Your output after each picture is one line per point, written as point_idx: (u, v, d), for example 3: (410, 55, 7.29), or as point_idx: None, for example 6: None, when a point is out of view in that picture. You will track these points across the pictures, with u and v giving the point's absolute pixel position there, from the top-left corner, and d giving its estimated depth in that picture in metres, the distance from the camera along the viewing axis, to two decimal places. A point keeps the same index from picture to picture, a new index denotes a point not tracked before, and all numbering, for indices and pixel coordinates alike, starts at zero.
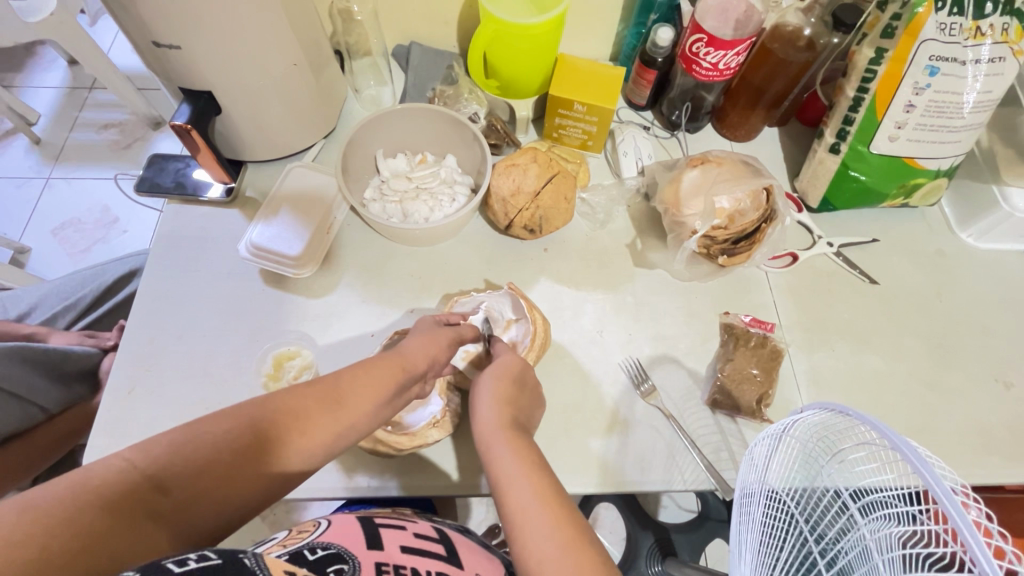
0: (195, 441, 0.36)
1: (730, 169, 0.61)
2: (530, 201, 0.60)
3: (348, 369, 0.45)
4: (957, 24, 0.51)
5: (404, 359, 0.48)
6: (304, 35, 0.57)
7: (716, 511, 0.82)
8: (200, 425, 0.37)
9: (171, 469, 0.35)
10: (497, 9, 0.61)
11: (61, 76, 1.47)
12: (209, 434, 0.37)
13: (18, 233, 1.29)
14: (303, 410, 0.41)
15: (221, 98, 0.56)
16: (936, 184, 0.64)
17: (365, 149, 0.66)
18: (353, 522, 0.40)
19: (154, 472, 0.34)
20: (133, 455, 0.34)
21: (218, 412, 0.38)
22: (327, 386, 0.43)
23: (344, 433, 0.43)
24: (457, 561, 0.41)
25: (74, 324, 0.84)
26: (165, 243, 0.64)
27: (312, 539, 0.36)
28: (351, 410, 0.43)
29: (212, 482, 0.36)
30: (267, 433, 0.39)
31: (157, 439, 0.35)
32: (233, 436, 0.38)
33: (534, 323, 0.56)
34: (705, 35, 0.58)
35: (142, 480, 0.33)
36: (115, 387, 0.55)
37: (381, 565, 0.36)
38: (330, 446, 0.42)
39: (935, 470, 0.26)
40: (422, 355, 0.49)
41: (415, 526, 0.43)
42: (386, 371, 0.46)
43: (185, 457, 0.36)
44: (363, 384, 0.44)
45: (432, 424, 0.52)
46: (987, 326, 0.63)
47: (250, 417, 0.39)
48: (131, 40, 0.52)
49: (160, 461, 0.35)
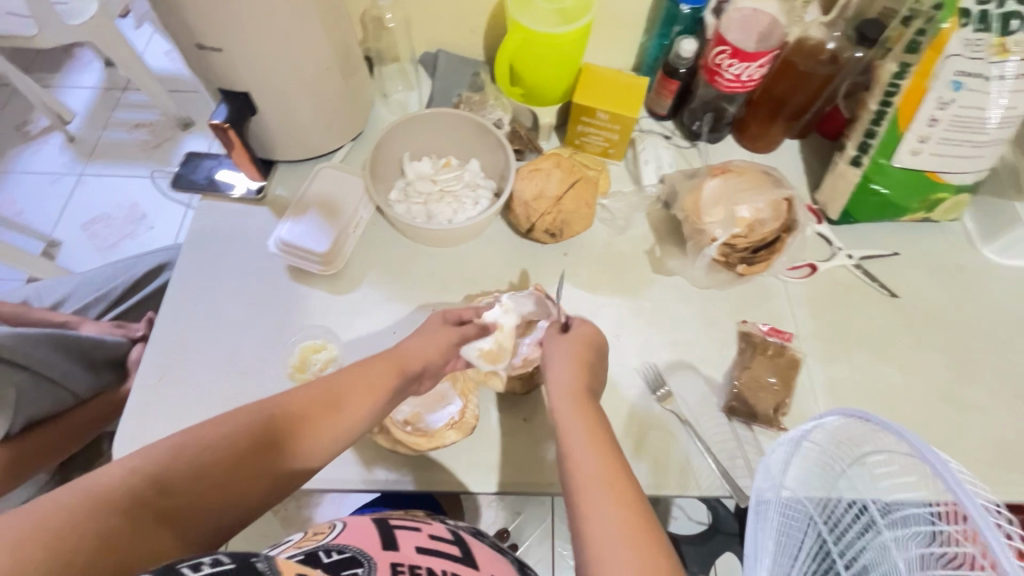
0: (196, 445, 0.38)
1: (751, 179, 0.61)
2: (553, 205, 0.61)
3: (346, 371, 0.47)
4: (983, 41, 0.51)
5: (403, 360, 0.50)
6: (335, 38, 0.59)
7: (725, 524, 0.84)
8: (199, 431, 0.39)
9: (174, 472, 0.36)
10: (526, 17, 0.63)
11: (96, 77, 1.52)
12: (210, 440, 0.38)
13: (50, 227, 1.33)
14: (300, 414, 0.43)
15: (257, 99, 0.59)
16: (957, 200, 0.64)
17: (391, 152, 0.68)
18: (368, 522, 0.41)
19: (159, 475, 0.36)
20: (135, 461, 0.36)
21: (218, 417, 0.40)
22: (327, 388, 0.45)
23: (345, 434, 0.44)
24: (471, 563, 0.41)
25: (104, 314, 0.86)
26: (196, 238, 0.66)
27: (327, 542, 0.37)
28: (348, 411, 0.45)
29: (214, 484, 0.37)
30: (267, 436, 0.41)
31: (158, 445, 0.37)
32: (235, 439, 0.39)
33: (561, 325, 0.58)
34: (729, 47, 0.59)
35: (145, 484, 0.35)
36: (144, 375, 0.57)
37: (397, 565, 0.37)
38: (331, 448, 0.44)
39: (959, 478, 0.26)
40: (418, 353, 0.51)
41: (429, 528, 0.43)
42: (384, 369, 0.48)
43: (186, 460, 0.37)
44: (361, 386, 0.46)
45: (451, 426, 0.53)
46: (1008, 341, 0.63)
47: (250, 421, 0.41)
48: (175, 43, 0.55)
49: (163, 466, 0.36)
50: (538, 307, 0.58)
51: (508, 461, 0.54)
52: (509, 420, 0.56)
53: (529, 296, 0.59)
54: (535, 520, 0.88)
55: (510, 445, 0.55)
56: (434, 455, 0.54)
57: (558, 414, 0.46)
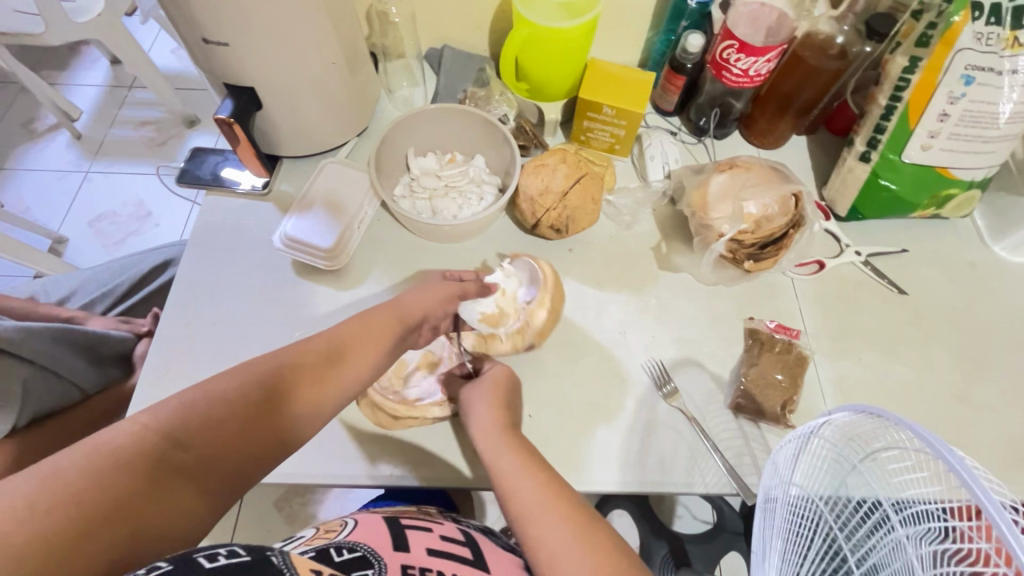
0: (205, 400, 0.36)
1: (759, 174, 0.61)
2: (558, 200, 0.60)
3: (347, 326, 0.46)
4: (995, 34, 0.51)
5: (401, 310, 0.50)
6: (342, 33, 0.59)
7: (730, 522, 0.81)
8: (206, 386, 0.37)
9: (187, 427, 0.34)
10: (531, 12, 0.63)
11: (103, 75, 1.53)
12: (218, 393, 0.37)
13: (56, 224, 1.33)
14: (304, 365, 0.42)
15: (262, 94, 0.59)
16: (968, 196, 0.63)
17: (397, 146, 0.67)
18: (380, 522, 0.41)
19: (170, 430, 0.34)
20: (146, 418, 0.33)
21: (222, 372, 0.38)
22: (328, 341, 0.44)
23: (349, 385, 0.44)
24: (483, 565, 0.41)
25: (110, 310, 0.87)
26: (202, 234, 0.66)
27: (340, 539, 0.37)
28: (353, 365, 0.45)
29: (229, 435, 0.36)
30: (275, 387, 0.39)
31: (166, 402, 0.35)
32: (244, 391, 0.38)
33: (544, 277, 0.59)
34: (736, 41, 0.59)
35: (159, 440, 0.33)
36: (150, 369, 0.57)
37: (408, 566, 0.37)
38: (339, 398, 0.43)
39: (974, 472, 0.26)
40: (418, 305, 0.51)
41: (441, 529, 0.44)
42: (383, 322, 0.48)
43: (197, 414, 0.35)
44: (362, 338, 0.46)
45: (435, 403, 0.55)
46: (1020, 340, 0.62)
47: (257, 373, 0.39)
48: (182, 38, 0.55)
49: (175, 420, 0.34)
50: (528, 277, 0.61)
51: None
52: None
53: (519, 266, 0.61)
54: None
55: None
56: (438, 451, 0.54)
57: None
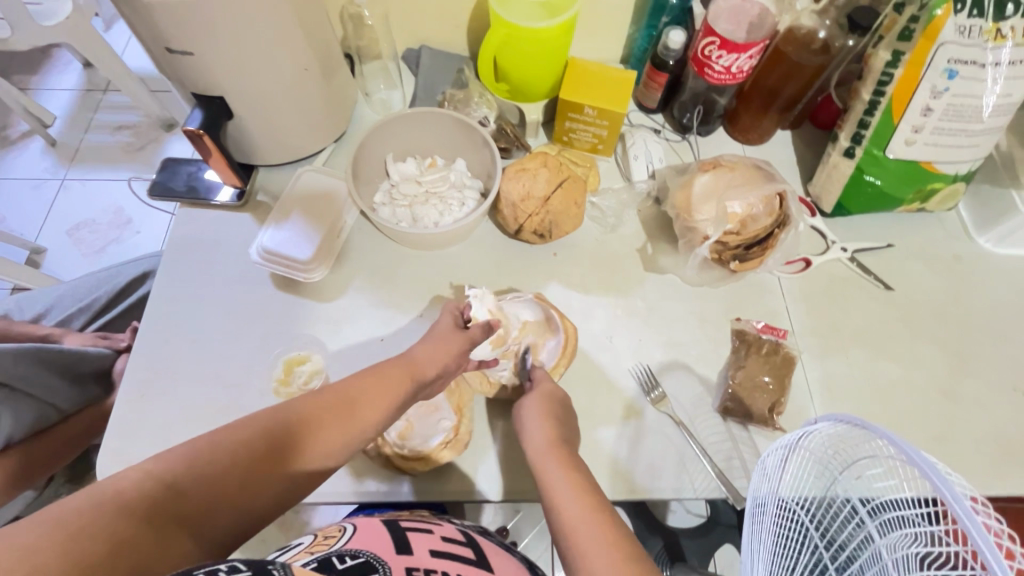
0: (211, 451, 0.35)
1: (743, 174, 0.60)
2: (541, 205, 0.60)
3: (358, 377, 0.45)
4: (976, 27, 0.50)
5: (415, 367, 0.48)
6: (314, 38, 0.57)
7: (725, 516, 0.82)
8: (214, 438, 0.36)
9: (190, 473, 0.34)
10: (509, 12, 0.61)
11: (75, 79, 1.49)
12: (224, 444, 0.36)
13: (35, 233, 1.31)
14: (314, 419, 0.41)
15: (231, 102, 0.57)
16: (953, 190, 0.63)
17: (375, 153, 0.66)
18: (381, 526, 0.41)
19: (172, 479, 0.33)
20: (150, 466, 0.33)
21: (232, 423, 0.38)
22: (337, 393, 0.43)
23: (355, 438, 0.42)
24: (486, 565, 0.41)
25: (88, 325, 0.85)
26: (176, 248, 0.64)
27: (338, 547, 0.36)
28: (363, 419, 0.43)
29: (225, 488, 0.35)
30: (280, 441, 0.38)
31: (172, 451, 0.34)
32: (248, 443, 0.37)
33: (566, 331, 0.58)
34: (717, 38, 0.58)
35: (159, 488, 0.32)
36: (128, 389, 0.56)
37: (412, 569, 0.36)
38: (345, 452, 0.42)
39: (951, 483, 0.26)
40: (432, 363, 0.49)
41: (442, 529, 0.43)
42: (396, 376, 0.46)
43: (202, 467, 0.34)
44: (373, 392, 0.45)
45: (445, 445, 0.52)
46: (1006, 334, 0.62)
47: (264, 427, 0.38)
48: (144, 46, 0.52)
49: (176, 469, 0.33)
50: (540, 314, 0.60)
51: (500, 468, 0.53)
52: (502, 426, 0.55)
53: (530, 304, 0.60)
54: (532, 518, 0.87)
55: (501, 451, 0.54)
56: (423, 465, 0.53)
57: (544, 469, 0.45)
